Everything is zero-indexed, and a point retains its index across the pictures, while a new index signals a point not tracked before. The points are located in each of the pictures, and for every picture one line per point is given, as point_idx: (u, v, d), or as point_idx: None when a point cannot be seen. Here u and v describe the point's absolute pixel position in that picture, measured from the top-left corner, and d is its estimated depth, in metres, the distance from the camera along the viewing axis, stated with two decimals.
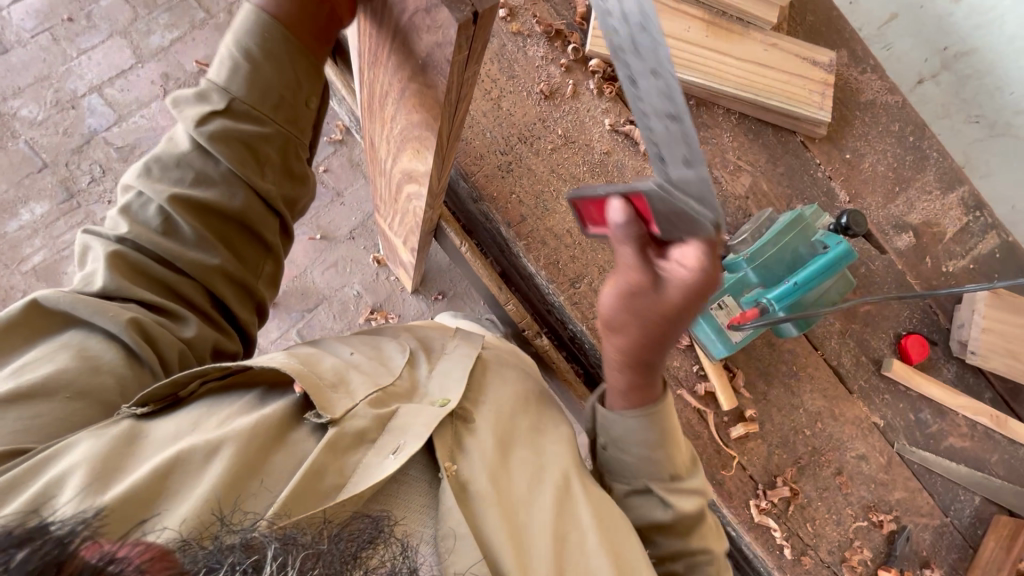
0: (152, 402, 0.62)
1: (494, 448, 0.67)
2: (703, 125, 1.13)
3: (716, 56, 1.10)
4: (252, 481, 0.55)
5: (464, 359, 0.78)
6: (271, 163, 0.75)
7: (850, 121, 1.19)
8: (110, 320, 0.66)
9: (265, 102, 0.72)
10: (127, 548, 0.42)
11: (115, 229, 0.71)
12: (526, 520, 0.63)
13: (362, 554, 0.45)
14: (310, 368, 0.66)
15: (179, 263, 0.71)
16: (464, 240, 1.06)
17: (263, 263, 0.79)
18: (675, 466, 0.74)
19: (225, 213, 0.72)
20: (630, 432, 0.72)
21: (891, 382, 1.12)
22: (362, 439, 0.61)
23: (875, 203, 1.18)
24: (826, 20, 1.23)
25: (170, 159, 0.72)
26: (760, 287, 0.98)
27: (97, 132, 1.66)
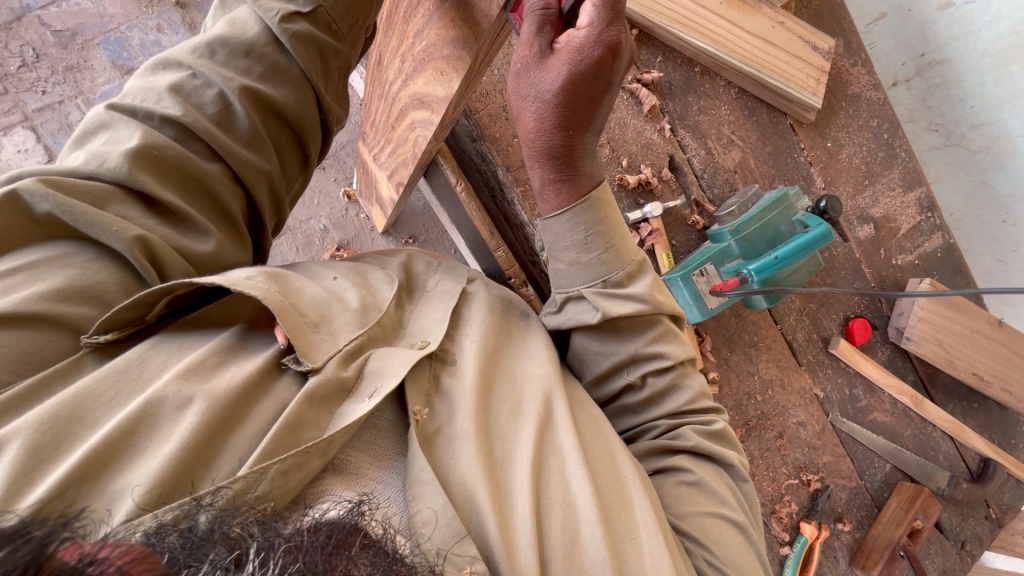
0: (118, 328, 0.51)
1: (475, 386, 0.61)
2: (705, 95, 1.13)
3: (727, 26, 1.10)
4: (226, 439, 0.47)
5: (448, 297, 0.71)
6: (335, 75, 0.67)
7: (836, 111, 1.25)
8: (107, 232, 0.51)
9: (348, 14, 0.65)
10: (108, 547, 0.31)
11: (155, 105, 0.56)
12: (504, 459, 0.58)
13: (343, 541, 0.39)
14: (290, 300, 0.56)
15: (230, 160, 0.59)
16: (459, 179, 1.01)
17: (295, 178, 0.70)
18: (614, 258, 0.67)
19: (285, 116, 0.63)
20: (557, 230, 0.67)
21: (835, 359, 1.22)
22: (340, 387, 0.54)
23: (846, 193, 1.25)
24: (829, 7, 1.26)
25: (238, 46, 0.60)
26: (740, 259, 1.02)
27: (30, 9, 1.44)
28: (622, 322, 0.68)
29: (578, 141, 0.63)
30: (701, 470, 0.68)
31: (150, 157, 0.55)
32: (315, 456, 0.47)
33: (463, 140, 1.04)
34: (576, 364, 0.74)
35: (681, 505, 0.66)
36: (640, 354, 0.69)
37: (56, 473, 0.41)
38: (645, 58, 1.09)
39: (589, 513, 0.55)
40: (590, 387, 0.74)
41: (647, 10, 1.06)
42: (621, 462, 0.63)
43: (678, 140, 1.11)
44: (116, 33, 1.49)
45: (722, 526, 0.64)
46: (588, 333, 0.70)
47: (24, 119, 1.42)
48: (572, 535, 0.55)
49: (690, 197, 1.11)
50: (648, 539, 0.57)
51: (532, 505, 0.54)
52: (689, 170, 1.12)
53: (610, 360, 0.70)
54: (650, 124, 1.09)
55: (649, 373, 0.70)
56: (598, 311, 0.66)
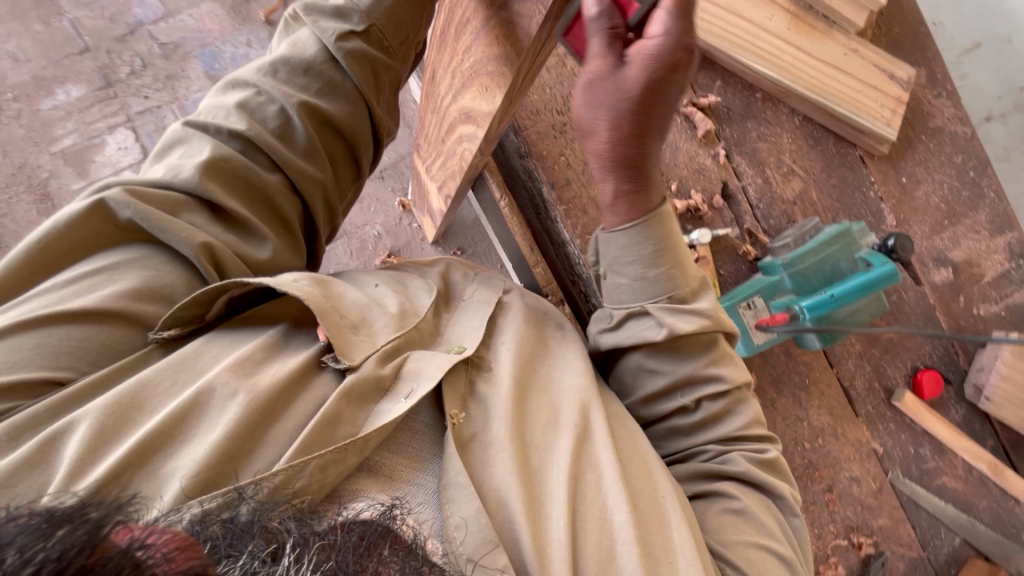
0: (180, 325, 0.55)
1: (511, 395, 0.62)
2: (766, 122, 1.09)
3: (794, 51, 1.06)
4: (267, 431, 0.50)
5: (485, 307, 0.72)
6: (386, 90, 0.70)
7: (914, 144, 1.16)
8: (178, 239, 0.55)
9: (400, 31, 0.67)
10: (155, 531, 0.32)
11: (224, 121, 0.61)
12: (540, 469, 0.59)
13: (375, 543, 0.42)
14: (332, 302, 0.59)
15: (288, 171, 0.62)
16: (504, 194, 1.03)
17: (348, 187, 0.72)
18: (669, 278, 0.67)
19: (339, 128, 0.66)
20: (620, 245, 0.66)
21: (897, 412, 1.12)
22: (378, 386, 0.56)
23: (921, 233, 1.16)
24: (914, 33, 1.18)
25: (298, 64, 0.63)
26: (793, 294, 0.96)
27: (142, 24, 1.62)
28: (683, 341, 0.68)
29: (648, 152, 0.62)
30: (748, 499, 0.67)
31: (217, 167, 0.59)
32: (352, 454, 0.49)
33: (511, 156, 1.04)
34: (625, 381, 0.74)
35: (725, 532, 0.65)
36: (697, 375, 0.68)
37: (115, 455, 0.45)
38: (703, 82, 1.06)
39: (625, 530, 0.57)
40: (639, 404, 0.73)
41: (706, 34, 1.03)
42: (659, 482, 0.63)
43: (733, 167, 1.07)
44: (211, 46, 1.64)
45: (766, 556, 0.62)
46: (646, 353, 0.69)
47: (127, 120, 1.59)
48: (607, 550, 0.56)
49: (742, 226, 1.06)
50: (683, 562, 0.57)
51: (566, 517, 0.55)
52: (744, 199, 1.07)
53: (663, 379, 0.70)
54: (704, 149, 1.05)
55: (703, 397, 0.70)
56: (663, 327, 0.66)
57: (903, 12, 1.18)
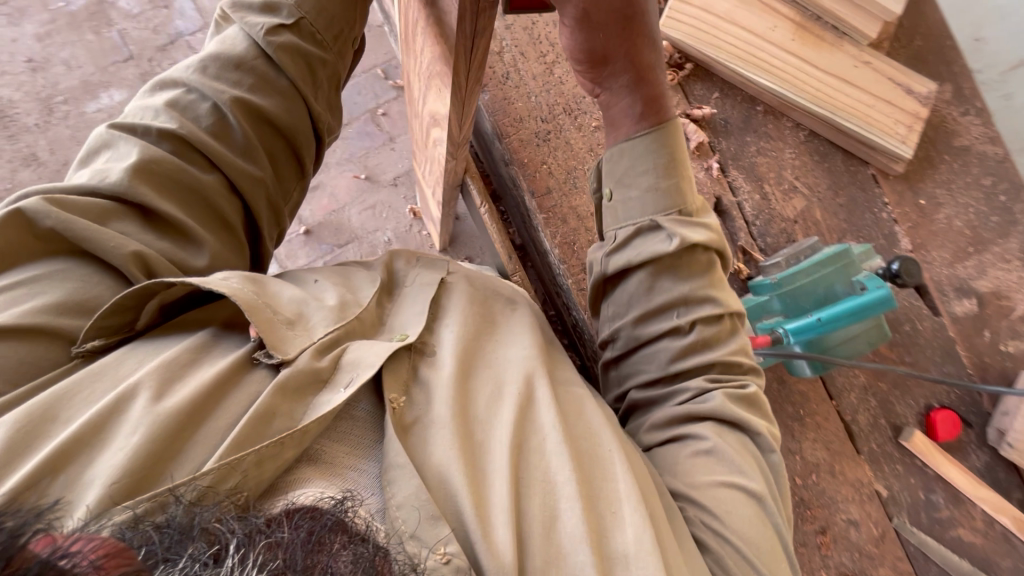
0: (105, 335, 0.52)
1: (453, 375, 0.59)
2: (766, 135, 1.04)
3: (799, 62, 1.01)
4: (196, 430, 0.47)
5: (424, 291, 0.70)
6: (325, 85, 0.64)
7: (935, 163, 1.08)
8: (107, 248, 0.50)
9: (331, 26, 0.63)
10: (83, 540, 0.30)
11: (152, 120, 0.55)
12: (484, 441, 0.55)
13: (325, 538, 0.39)
14: (265, 299, 0.56)
15: (225, 169, 0.57)
16: (485, 200, 1.03)
17: (292, 190, 0.66)
18: (678, 193, 0.65)
19: (276, 126, 0.60)
20: (634, 156, 0.65)
21: (906, 453, 1.02)
22: (315, 377, 0.53)
23: (941, 259, 1.07)
24: (938, 48, 1.11)
25: (228, 60, 0.59)
26: (781, 316, 0.91)
27: (182, 34, 1.73)
28: (687, 258, 0.64)
29: (642, 59, 0.62)
30: (724, 439, 0.59)
31: (148, 170, 0.53)
32: (290, 447, 0.47)
33: (497, 164, 1.04)
34: (612, 306, 0.68)
35: (694, 475, 0.58)
36: (694, 294, 0.63)
37: (25, 467, 0.41)
38: (699, 92, 1.03)
39: (567, 487, 0.52)
40: (629, 329, 0.66)
41: (703, 43, 1.00)
42: (604, 436, 0.58)
43: (728, 180, 1.03)
44: None
45: (736, 497, 0.56)
46: (648, 272, 0.64)
47: None
48: (551, 512, 0.52)
49: (736, 243, 1.01)
50: (629, 511, 0.52)
51: (509, 486, 0.52)
52: (738, 215, 1.02)
53: (658, 298, 0.64)
54: (697, 160, 1.02)
55: (699, 321, 0.63)
56: (676, 238, 0.62)
57: (926, 25, 1.11)
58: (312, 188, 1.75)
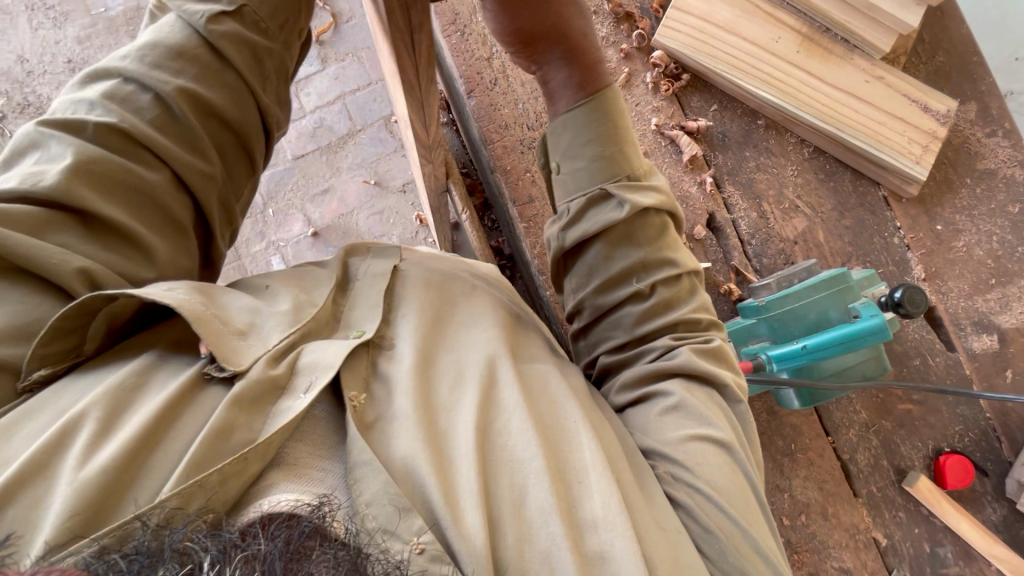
0: (52, 363, 0.48)
1: (413, 367, 0.55)
2: (767, 151, 0.99)
3: (803, 75, 0.96)
4: (149, 458, 0.43)
5: (379, 282, 0.66)
6: (274, 78, 0.64)
7: (954, 187, 1.00)
8: (48, 265, 0.48)
9: (276, 14, 0.63)
10: None
11: (89, 115, 0.53)
12: (448, 430, 0.52)
13: (303, 544, 0.35)
14: (213, 310, 0.52)
15: (173, 166, 0.56)
16: (468, 207, 1.03)
17: (243, 184, 0.65)
18: (620, 158, 0.62)
19: (225, 120, 0.59)
20: (576, 126, 0.62)
21: (909, 500, 0.93)
22: (271, 384, 0.49)
23: (958, 290, 0.98)
24: (965, 64, 1.03)
25: (167, 49, 0.57)
26: (767, 341, 0.85)
27: None
28: (639, 222, 0.62)
29: (572, 30, 0.61)
30: (691, 393, 0.59)
31: (86, 171, 0.51)
32: (252, 463, 0.42)
33: (485, 171, 1.03)
34: (572, 279, 0.66)
35: (664, 432, 0.58)
36: (651, 258, 0.62)
37: None
38: (696, 105, 0.99)
39: (534, 461, 0.50)
40: (591, 299, 0.64)
41: (701, 54, 0.96)
42: (568, 409, 0.56)
43: (723, 197, 0.98)
44: None
45: (707, 449, 0.55)
46: (603, 244, 0.62)
47: None
48: (518, 490, 0.49)
49: (728, 262, 0.96)
50: (597, 481, 0.51)
51: (477, 471, 0.49)
52: (733, 234, 0.97)
53: (616, 266, 0.62)
54: (690, 176, 0.97)
55: (658, 283, 0.63)
56: (625, 203, 0.60)
57: (950, 39, 1.04)
58: (322, 191, 1.77)
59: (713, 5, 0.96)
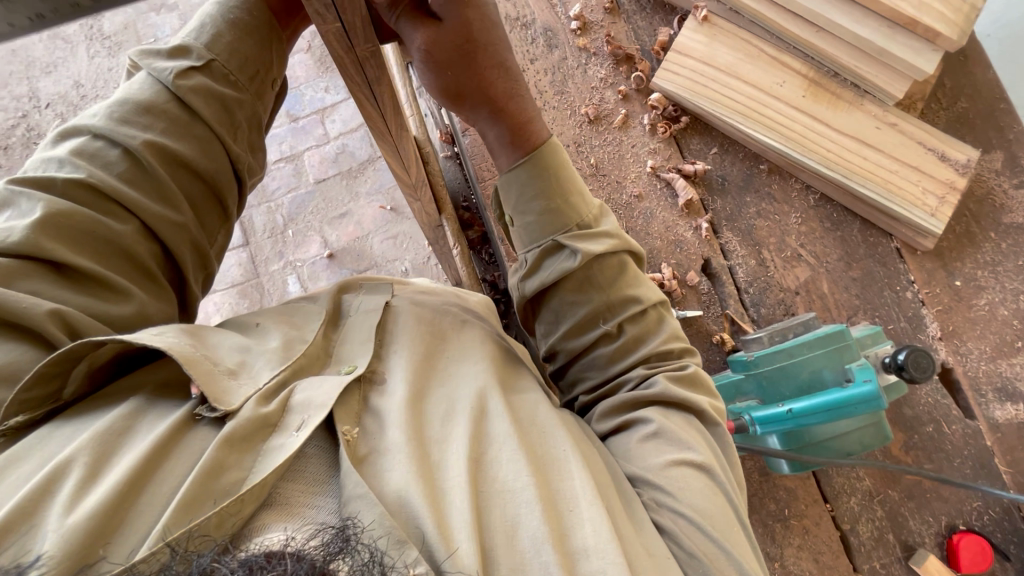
0: (29, 409, 0.47)
1: (405, 399, 0.53)
2: (769, 197, 0.96)
3: (808, 120, 0.92)
4: (135, 502, 0.41)
5: (370, 317, 0.62)
6: (244, 128, 0.68)
7: (976, 240, 0.93)
8: (20, 310, 0.49)
9: (246, 67, 0.67)
10: None
11: (59, 172, 0.57)
12: (439, 462, 0.49)
13: (329, 567, 0.34)
14: (203, 351, 0.51)
15: (140, 215, 0.59)
16: (458, 242, 1.01)
17: (216, 231, 0.69)
18: (567, 210, 0.60)
19: (195, 170, 0.63)
20: (522, 182, 0.60)
21: None
22: (263, 423, 0.47)
23: (980, 352, 0.90)
24: (989, 111, 0.98)
25: (137, 106, 0.61)
26: (755, 400, 0.83)
27: None
28: (599, 264, 0.60)
29: (501, 81, 0.59)
30: (669, 420, 0.56)
31: (55, 223, 0.54)
32: (249, 501, 0.41)
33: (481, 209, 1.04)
34: (541, 322, 0.64)
35: (644, 458, 0.55)
36: (614, 300, 0.60)
37: None
38: (695, 147, 0.98)
39: (524, 490, 0.47)
40: (559, 342, 0.63)
41: (700, 98, 0.94)
42: (557, 437, 0.53)
43: (719, 243, 0.95)
44: (295, 90, 1.86)
45: (687, 472, 0.52)
46: (565, 291, 0.61)
47: None
48: (510, 522, 0.46)
49: (723, 309, 0.92)
50: (589, 513, 0.47)
51: (470, 501, 0.45)
52: (729, 280, 0.93)
53: (580, 309, 0.61)
54: (686, 220, 0.95)
55: (625, 321, 0.61)
56: (578, 254, 0.59)
57: (973, 85, 0.99)
58: (341, 215, 1.77)
59: (713, 48, 0.95)
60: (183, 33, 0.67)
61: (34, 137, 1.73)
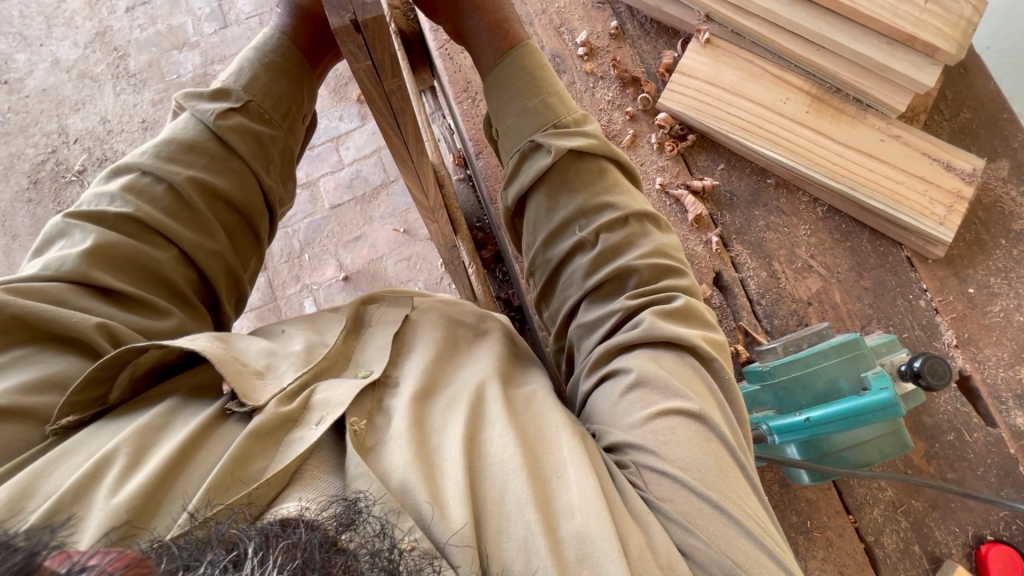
0: (78, 411, 0.50)
1: (413, 392, 0.55)
2: (778, 210, 0.98)
3: (813, 135, 0.95)
4: (170, 488, 0.44)
5: (389, 327, 0.65)
6: (276, 159, 0.73)
7: (988, 248, 0.94)
8: (71, 322, 0.53)
9: (279, 105, 0.73)
10: (100, 554, 0.30)
11: (109, 205, 0.61)
12: (437, 445, 0.50)
13: (340, 540, 0.37)
14: (233, 353, 0.54)
15: (180, 243, 0.62)
16: (474, 261, 1.04)
17: (249, 255, 0.72)
18: (545, 109, 0.69)
19: (230, 200, 0.67)
20: (503, 81, 0.72)
21: None
22: (286, 419, 0.50)
23: (997, 359, 0.90)
24: (992, 119, 0.99)
25: (182, 144, 0.66)
26: (772, 411, 0.83)
27: None
28: (575, 166, 0.67)
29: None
30: (656, 364, 0.56)
31: (105, 251, 0.58)
32: (273, 485, 0.44)
33: (495, 229, 1.07)
34: (530, 237, 0.70)
35: (629, 413, 0.55)
36: (589, 206, 0.66)
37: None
38: (703, 163, 1.00)
39: (513, 460, 0.49)
40: (543, 252, 0.68)
41: (705, 116, 0.97)
42: (551, 416, 0.55)
43: (730, 256, 0.96)
44: None
45: (674, 422, 0.52)
46: (544, 193, 0.68)
47: None
48: (500, 492, 0.47)
49: (736, 321, 0.93)
50: (576, 478, 0.48)
51: (463, 473, 0.47)
52: (741, 292, 0.95)
53: (559, 215, 0.67)
54: (696, 234, 0.97)
55: (602, 230, 0.65)
56: (551, 149, 0.67)
57: (976, 96, 1.00)
58: (356, 238, 1.82)
59: (717, 68, 0.98)
60: (224, 76, 0.72)
61: (63, 171, 1.81)
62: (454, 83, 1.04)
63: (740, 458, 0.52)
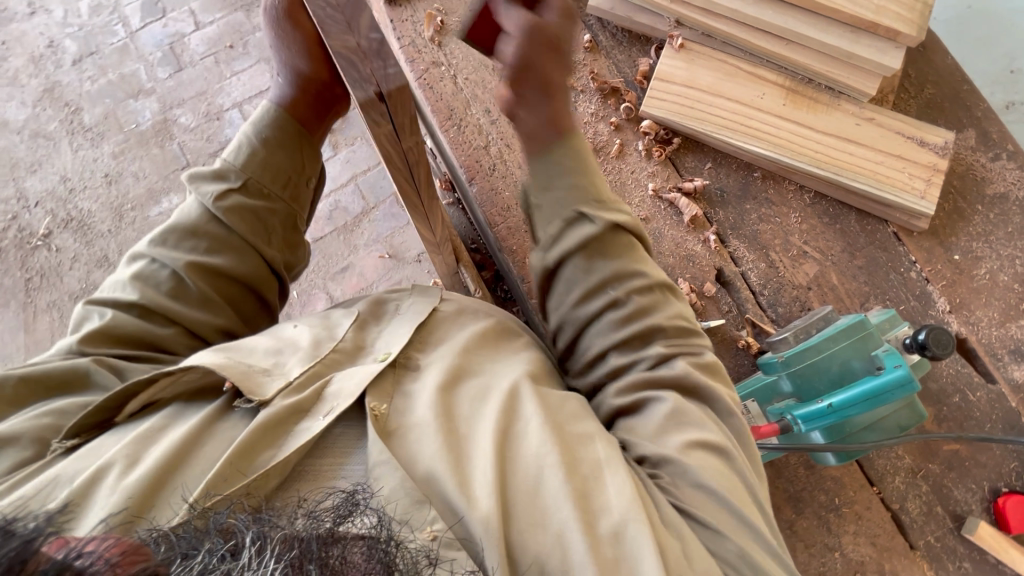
0: (84, 432, 0.55)
1: (438, 384, 0.56)
2: (768, 202, 1.01)
3: (793, 126, 0.98)
4: (175, 476, 0.48)
5: (412, 318, 0.65)
6: (278, 230, 0.76)
7: (967, 215, 0.99)
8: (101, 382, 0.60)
9: (278, 177, 0.76)
10: (97, 541, 0.33)
11: (121, 293, 0.67)
12: (467, 437, 0.52)
13: (340, 528, 0.39)
14: (235, 359, 0.56)
15: (183, 323, 0.67)
16: (479, 286, 1.04)
17: (259, 321, 0.76)
18: (588, 184, 0.67)
19: (232, 278, 0.71)
20: (545, 166, 0.67)
21: (972, 547, 0.88)
22: (296, 409, 0.53)
23: (988, 319, 0.95)
24: (956, 92, 1.04)
25: (184, 229, 0.70)
26: (793, 399, 0.85)
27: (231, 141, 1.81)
28: (611, 237, 0.66)
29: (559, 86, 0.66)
30: (686, 403, 0.58)
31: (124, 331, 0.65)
32: (273, 475, 0.47)
33: (495, 251, 1.07)
34: (557, 292, 0.67)
35: (658, 436, 0.57)
36: (626, 270, 0.65)
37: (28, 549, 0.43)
38: (690, 164, 1.02)
39: (550, 456, 0.51)
40: (572, 309, 0.66)
41: (689, 120, 0.99)
42: (587, 423, 0.56)
43: (728, 252, 0.99)
44: None
45: (706, 454, 0.54)
46: (580, 260, 0.65)
47: None
48: (535, 486, 0.49)
49: (743, 314, 0.96)
50: (614, 479, 0.50)
51: (494, 466, 0.49)
52: (743, 286, 0.97)
53: (595, 278, 0.64)
54: (693, 234, 0.99)
55: (635, 291, 0.64)
56: (595, 221, 0.65)
57: (937, 71, 1.05)
58: (343, 269, 1.80)
59: (694, 72, 1.00)
60: (226, 154, 0.75)
61: (28, 237, 1.75)
62: (438, 111, 1.03)
63: (758, 491, 0.55)
